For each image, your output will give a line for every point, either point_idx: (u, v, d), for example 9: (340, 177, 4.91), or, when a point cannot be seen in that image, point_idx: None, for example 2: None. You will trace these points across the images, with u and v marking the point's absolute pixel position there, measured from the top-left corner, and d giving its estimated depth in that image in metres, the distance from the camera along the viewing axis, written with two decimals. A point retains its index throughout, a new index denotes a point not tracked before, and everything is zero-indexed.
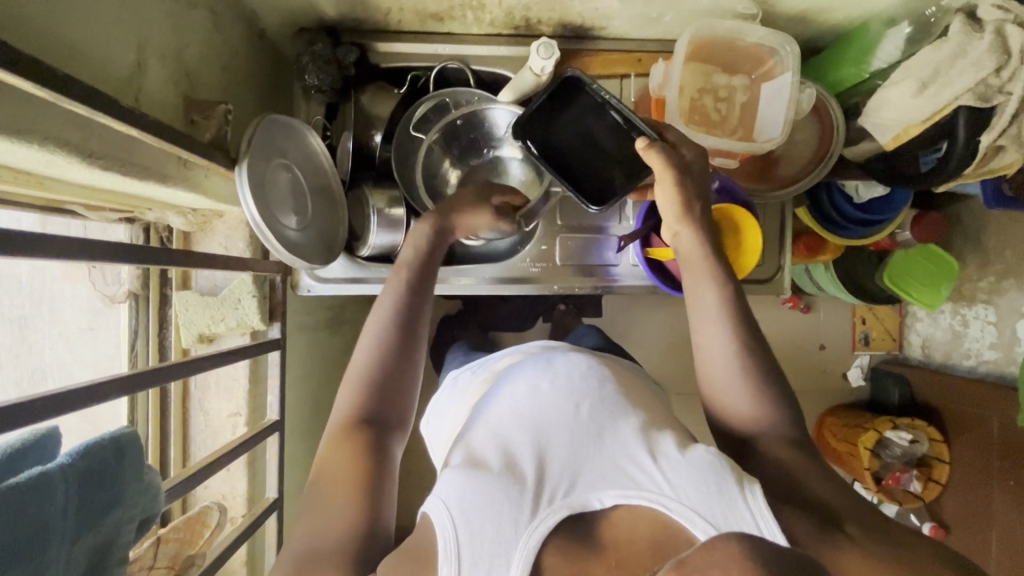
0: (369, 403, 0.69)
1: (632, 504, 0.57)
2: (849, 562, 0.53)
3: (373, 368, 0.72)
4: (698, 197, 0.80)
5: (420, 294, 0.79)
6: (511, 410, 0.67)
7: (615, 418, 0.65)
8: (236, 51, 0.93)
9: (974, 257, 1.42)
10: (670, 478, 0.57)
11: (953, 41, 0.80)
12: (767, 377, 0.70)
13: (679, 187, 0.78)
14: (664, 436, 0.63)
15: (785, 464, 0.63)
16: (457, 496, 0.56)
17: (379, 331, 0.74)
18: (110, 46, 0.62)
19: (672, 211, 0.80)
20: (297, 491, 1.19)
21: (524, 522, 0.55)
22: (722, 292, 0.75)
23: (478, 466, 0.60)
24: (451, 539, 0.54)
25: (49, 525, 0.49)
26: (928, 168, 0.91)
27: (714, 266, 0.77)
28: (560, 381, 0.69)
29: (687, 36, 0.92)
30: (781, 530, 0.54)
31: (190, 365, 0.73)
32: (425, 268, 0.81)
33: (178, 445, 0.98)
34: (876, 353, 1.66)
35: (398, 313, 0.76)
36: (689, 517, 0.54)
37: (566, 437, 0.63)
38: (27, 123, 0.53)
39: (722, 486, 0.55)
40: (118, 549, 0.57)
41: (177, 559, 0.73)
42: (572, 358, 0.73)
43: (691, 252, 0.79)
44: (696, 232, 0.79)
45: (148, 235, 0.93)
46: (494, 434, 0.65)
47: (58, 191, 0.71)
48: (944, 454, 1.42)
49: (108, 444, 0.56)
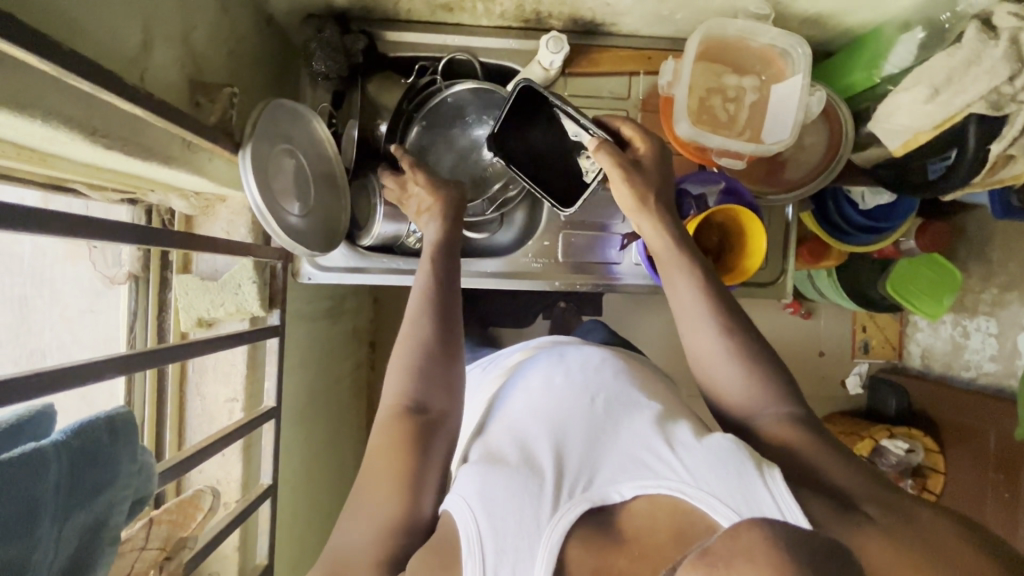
0: (424, 387, 0.69)
1: (650, 493, 0.57)
2: (866, 539, 0.53)
3: (424, 351, 0.71)
4: (653, 189, 0.80)
5: (452, 299, 0.76)
6: (528, 406, 0.69)
7: (630, 411, 0.66)
8: (244, 34, 0.92)
9: (977, 269, 1.42)
10: (688, 464, 0.57)
11: (966, 49, 0.79)
12: (771, 379, 0.69)
13: (631, 183, 0.78)
14: (680, 426, 0.63)
15: (801, 454, 0.62)
16: (479, 495, 0.57)
17: (419, 337, 0.72)
18: (117, 23, 0.62)
19: (629, 203, 0.79)
20: (291, 480, 1.18)
21: (545, 516, 0.55)
22: (694, 277, 0.75)
23: (496, 461, 0.61)
24: (473, 532, 0.55)
25: (41, 503, 0.49)
26: (936, 176, 0.92)
27: (683, 254, 0.77)
28: (574, 375, 0.71)
29: (701, 34, 0.92)
30: (804, 514, 0.53)
31: (187, 348, 0.73)
32: (447, 258, 0.81)
33: (173, 428, 0.98)
34: (875, 361, 1.65)
35: (436, 316, 0.73)
36: (710, 504, 0.54)
37: (582, 429, 0.64)
38: (30, 97, 0.52)
39: (741, 473, 0.55)
40: (110, 529, 0.57)
41: (168, 541, 0.73)
42: (585, 351, 0.76)
43: (659, 243, 0.78)
44: (656, 221, 0.79)
45: (151, 217, 0.93)
46: (509, 429, 0.67)
47: (61, 168, 0.70)
48: (939, 464, 1.41)
49: (102, 424, 0.56)
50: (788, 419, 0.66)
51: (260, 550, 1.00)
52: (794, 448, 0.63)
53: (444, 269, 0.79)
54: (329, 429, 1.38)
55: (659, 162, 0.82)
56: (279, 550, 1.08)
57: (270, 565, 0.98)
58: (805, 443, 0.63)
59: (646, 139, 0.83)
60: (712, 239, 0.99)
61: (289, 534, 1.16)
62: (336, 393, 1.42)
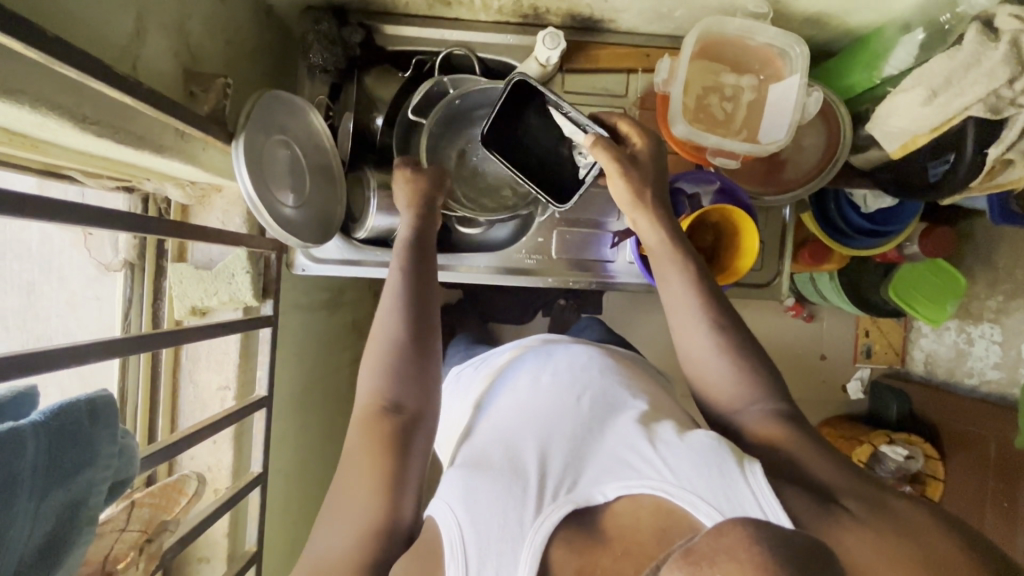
0: (399, 384, 0.70)
1: (634, 493, 0.56)
2: (850, 540, 0.53)
3: (396, 349, 0.72)
4: (650, 186, 0.80)
5: (426, 299, 0.77)
6: (515, 407, 0.69)
7: (612, 415, 0.67)
8: (241, 26, 0.93)
9: (983, 275, 1.40)
10: (670, 463, 0.57)
11: (966, 51, 0.76)
12: (757, 382, 0.68)
13: (627, 178, 0.79)
14: (663, 426, 0.63)
15: (787, 452, 0.61)
16: (463, 499, 0.57)
17: (388, 340, 0.73)
18: (109, 12, 0.63)
19: (626, 197, 0.80)
20: (284, 469, 1.19)
21: (529, 518, 0.55)
22: (687, 274, 0.75)
23: (480, 466, 0.61)
24: (455, 533, 0.55)
25: (17, 479, 0.50)
26: (936, 179, 0.90)
27: (675, 250, 0.77)
28: (562, 375, 0.72)
29: (698, 31, 0.91)
30: (785, 513, 0.52)
31: (178, 334, 0.74)
32: (419, 250, 0.81)
33: (167, 413, 1.00)
34: (877, 366, 1.64)
35: (407, 318, 0.74)
36: (694, 502, 0.53)
37: (567, 433, 0.64)
38: (18, 84, 0.53)
39: (723, 470, 0.55)
40: (87, 510, 0.58)
41: (150, 523, 0.74)
42: (571, 351, 0.77)
43: (654, 239, 0.78)
44: (653, 217, 0.79)
45: (147, 205, 0.94)
46: (496, 432, 0.67)
47: (54, 154, 0.71)
48: (939, 472, 1.40)
49: (83, 406, 0.57)
50: (775, 416, 0.66)
51: (249, 537, 1.01)
52: (782, 447, 0.62)
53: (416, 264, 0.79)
54: (325, 420, 1.39)
55: (656, 159, 0.82)
56: (269, 539, 1.09)
57: (259, 552, 0.99)
58: (791, 439, 0.63)
59: (643, 135, 0.82)
60: (706, 239, 0.99)
61: (280, 523, 1.17)
62: (333, 384, 1.43)
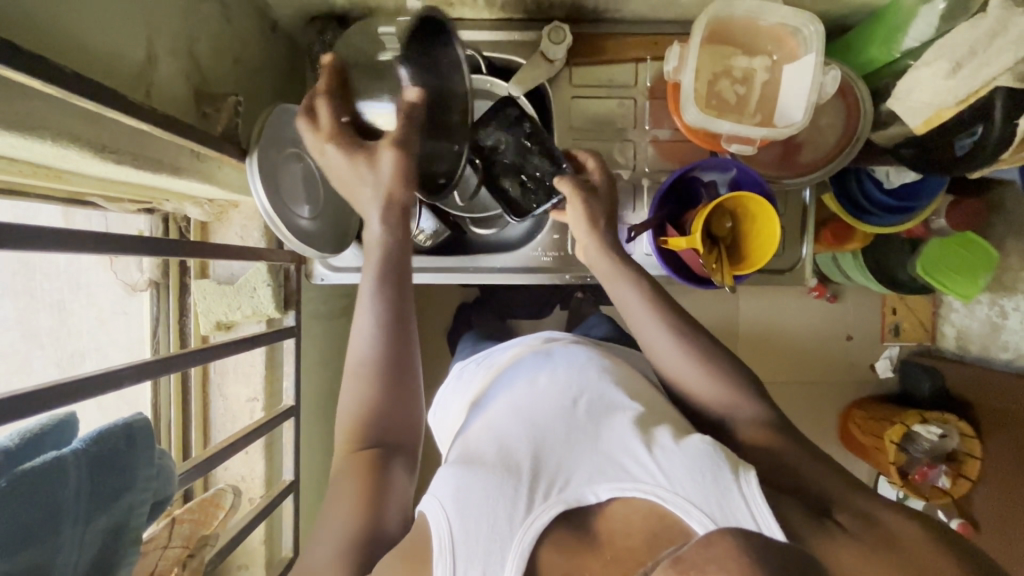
0: (375, 421, 0.67)
1: (627, 496, 0.56)
2: (853, 554, 0.52)
3: (376, 363, 0.69)
4: (603, 215, 0.83)
5: (403, 306, 0.72)
6: (513, 408, 0.68)
7: (611, 415, 0.65)
8: (248, 40, 0.93)
9: (1015, 246, 1.35)
10: (665, 468, 0.56)
11: (991, 19, 0.75)
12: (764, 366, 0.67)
13: (587, 206, 0.82)
14: (661, 428, 0.62)
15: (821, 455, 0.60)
16: (453, 494, 0.56)
17: (366, 365, 0.69)
18: (120, 41, 0.64)
19: (583, 227, 0.81)
20: (315, 474, 1.22)
21: (519, 518, 0.55)
22: (639, 287, 0.76)
23: (473, 462, 0.60)
24: (444, 531, 0.54)
25: (62, 505, 0.53)
26: (963, 153, 0.86)
27: (627, 270, 0.77)
28: (558, 378, 0.71)
29: (707, 16, 0.88)
30: (780, 528, 0.52)
31: (206, 352, 0.75)
32: (398, 264, 0.73)
33: (199, 428, 1.02)
34: (907, 344, 1.59)
35: (386, 338, 0.70)
36: (685, 508, 0.53)
37: (563, 434, 0.63)
38: (35, 121, 0.54)
39: (717, 476, 0.55)
40: (131, 531, 0.60)
41: (191, 538, 0.76)
42: (571, 354, 0.75)
43: (600, 263, 0.80)
44: (599, 241, 0.80)
45: (168, 225, 0.96)
46: (490, 431, 0.65)
47: (77, 183, 0.73)
48: (975, 450, 1.35)
49: (120, 431, 0.59)
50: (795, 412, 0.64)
51: (285, 542, 1.05)
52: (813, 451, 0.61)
53: (391, 278, 0.72)
54: None
55: (601, 188, 0.86)
56: (304, 543, 1.12)
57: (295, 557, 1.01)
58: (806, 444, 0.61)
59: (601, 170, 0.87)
60: (725, 226, 0.94)
61: None
62: None
